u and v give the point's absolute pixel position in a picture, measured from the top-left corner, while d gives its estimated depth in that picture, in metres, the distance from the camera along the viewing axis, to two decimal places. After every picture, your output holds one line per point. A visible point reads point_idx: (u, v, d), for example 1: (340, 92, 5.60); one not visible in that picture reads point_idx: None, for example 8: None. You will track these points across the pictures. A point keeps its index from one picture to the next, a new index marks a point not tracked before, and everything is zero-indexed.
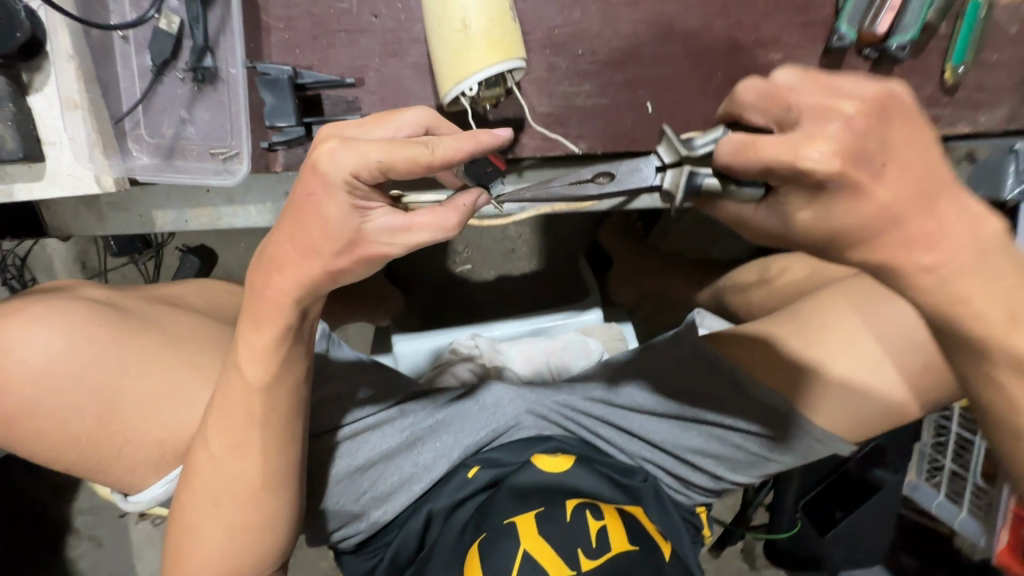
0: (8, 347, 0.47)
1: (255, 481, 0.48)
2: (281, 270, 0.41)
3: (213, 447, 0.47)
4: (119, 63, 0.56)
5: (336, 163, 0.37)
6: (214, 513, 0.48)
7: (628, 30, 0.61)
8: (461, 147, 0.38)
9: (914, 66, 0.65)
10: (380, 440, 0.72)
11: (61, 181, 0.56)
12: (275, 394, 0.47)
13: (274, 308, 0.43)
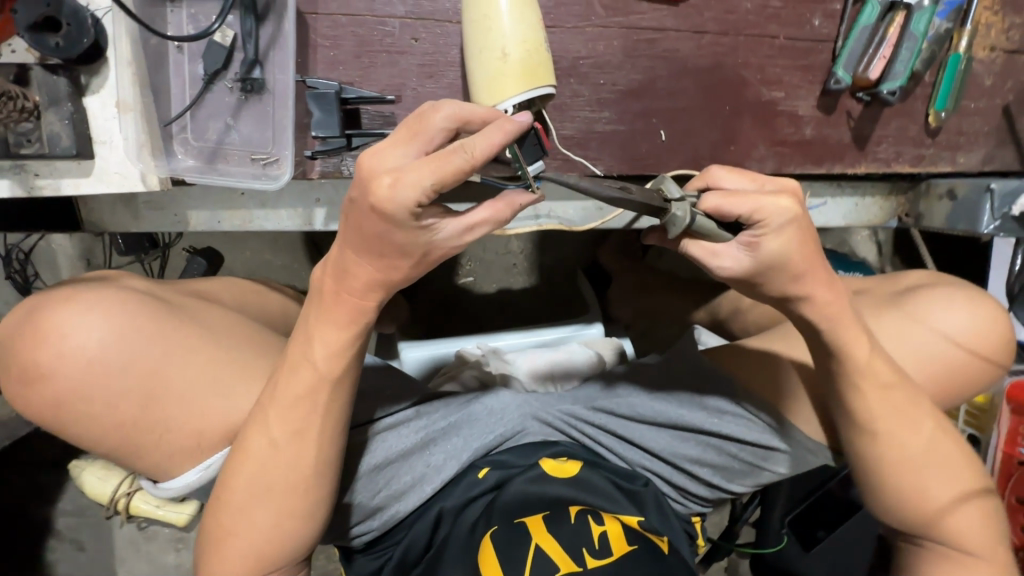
0: (62, 332, 0.49)
1: (305, 468, 0.54)
2: (353, 274, 0.47)
3: (275, 435, 0.53)
4: (172, 71, 0.59)
5: (398, 201, 0.40)
6: (263, 494, 0.54)
7: (646, 64, 0.66)
8: (493, 140, 0.41)
9: (903, 110, 0.71)
10: (398, 440, 0.74)
11: (109, 178, 0.58)
12: (338, 387, 0.53)
13: (347, 310, 0.49)
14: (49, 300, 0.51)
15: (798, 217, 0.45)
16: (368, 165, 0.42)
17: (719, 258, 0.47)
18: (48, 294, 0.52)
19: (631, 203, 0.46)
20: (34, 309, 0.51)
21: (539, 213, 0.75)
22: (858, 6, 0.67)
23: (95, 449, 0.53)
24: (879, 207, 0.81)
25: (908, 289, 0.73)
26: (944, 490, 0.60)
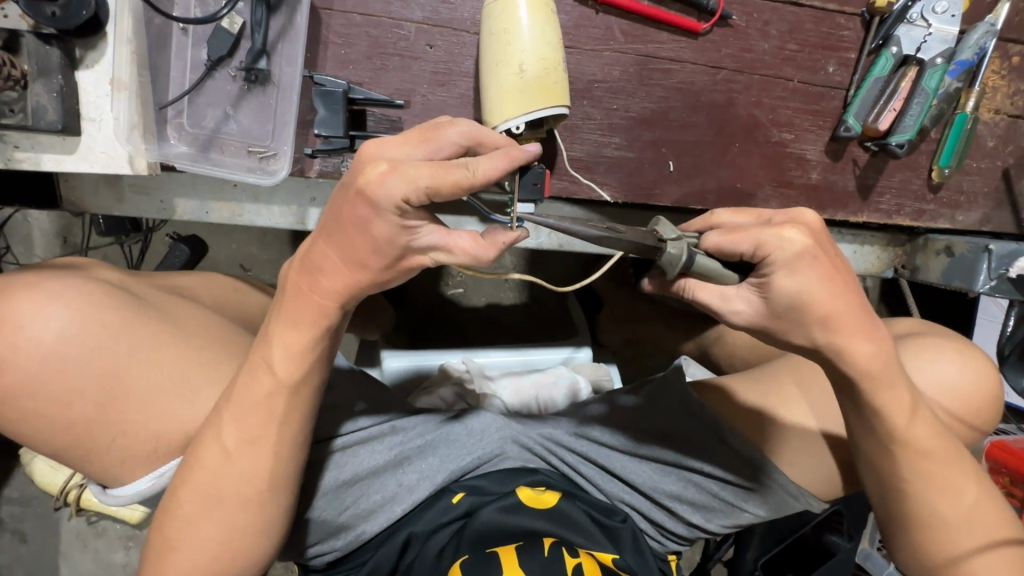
0: (20, 322, 0.46)
1: (258, 478, 0.51)
2: (326, 275, 0.44)
3: (228, 443, 0.50)
4: (174, 54, 0.57)
5: (385, 191, 0.38)
6: (215, 506, 0.51)
7: (660, 94, 0.66)
8: (498, 167, 0.38)
9: (908, 163, 0.72)
10: (368, 456, 0.71)
11: (94, 157, 0.55)
12: (296, 393, 0.50)
13: (314, 310, 0.46)
14: (8, 285, 0.48)
15: (810, 249, 0.43)
16: (371, 152, 0.40)
17: (730, 302, 0.46)
18: (7, 281, 0.49)
19: (618, 242, 0.46)
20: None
21: (540, 233, 0.72)
22: (872, 57, 0.68)
23: (43, 449, 0.50)
24: (877, 256, 0.81)
25: (899, 337, 0.72)
26: (957, 542, 0.58)
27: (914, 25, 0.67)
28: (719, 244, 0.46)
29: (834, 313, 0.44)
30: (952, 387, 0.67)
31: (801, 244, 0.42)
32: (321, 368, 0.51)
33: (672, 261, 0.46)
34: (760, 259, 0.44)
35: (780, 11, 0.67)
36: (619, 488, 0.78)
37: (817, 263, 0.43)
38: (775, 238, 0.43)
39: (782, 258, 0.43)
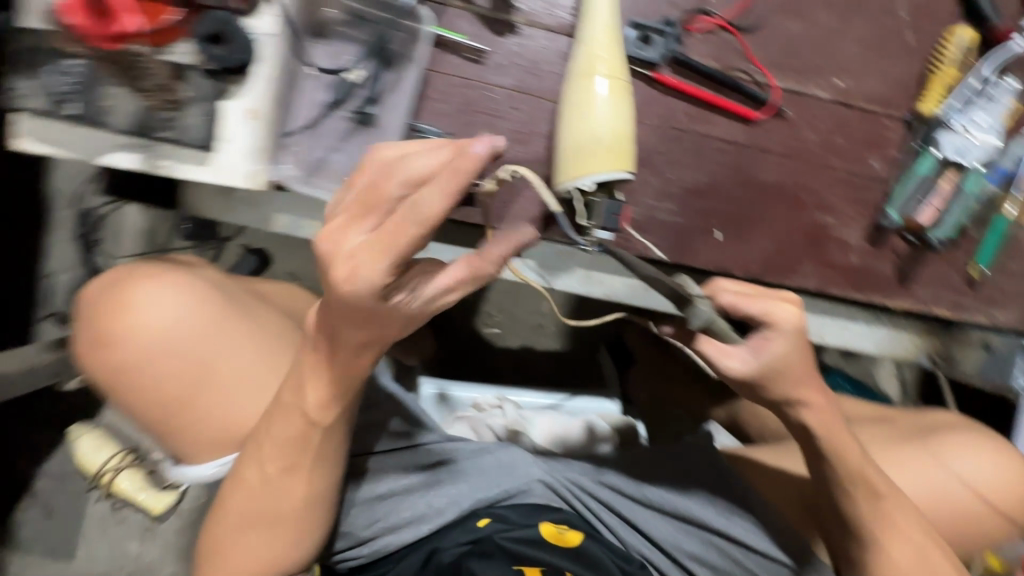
0: (145, 307, 0.55)
1: (296, 496, 0.56)
2: (345, 334, 0.45)
3: (267, 472, 0.55)
4: (303, 94, 0.69)
5: (394, 189, 0.38)
6: (251, 520, 0.57)
7: (713, 170, 0.72)
8: (433, 171, 0.38)
9: (947, 257, 0.75)
10: (395, 481, 0.78)
11: (221, 172, 0.65)
12: (329, 431, 0.54)
13: (340, 359, 0.48)
14: (134, 275, 0.57)
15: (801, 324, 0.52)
16: (380, 155, 0.40)
17: (729, 357, 0.52)
18: (134, 271, 0.58)
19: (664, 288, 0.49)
20: (122, 279, 0.57)
21: (589, 282, 0.77)
22: (915, 156, 0.73)
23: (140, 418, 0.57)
24: (911, 344, 0.82)
25: (931, 428, 0.73)
26: None
27: (956, 132, 0.71)
28: (735, 303, 0.51)
29: (808, 378, 0.54)
30: (988, 480, 0.67)
31: (792, 319, 0.51)
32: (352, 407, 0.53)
33: (700, 318, 0.50)
34: (762, 323, 0.52)
35: (831, 109, 0.73)
36: (639, 540, 0.78)
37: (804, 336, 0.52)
38: (778, 310, 0.51)
39: (785, 327, 0.51)
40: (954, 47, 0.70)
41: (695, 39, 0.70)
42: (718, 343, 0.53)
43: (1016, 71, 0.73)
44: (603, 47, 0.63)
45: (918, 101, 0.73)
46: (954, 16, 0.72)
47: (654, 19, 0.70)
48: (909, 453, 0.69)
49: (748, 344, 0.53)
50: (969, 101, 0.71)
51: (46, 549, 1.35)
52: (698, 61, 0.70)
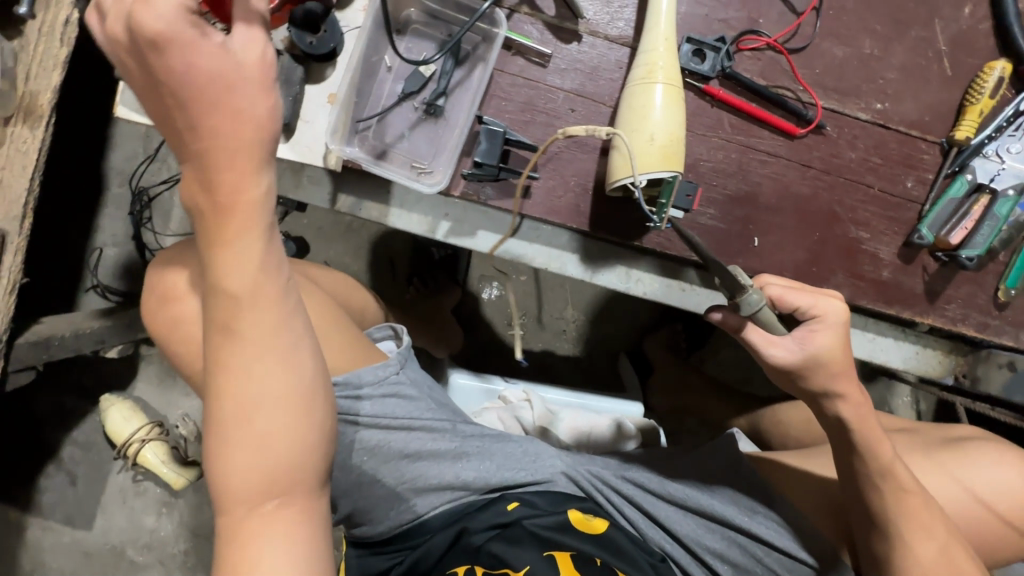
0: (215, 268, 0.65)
1: (268, 388, 0.48)
2: (242, 174, 0.45)
3: (220, 367, 0.48)
4: (377, 84, 0.74)
5: (183, 73, 0.41)
6: (237, 431, 0.48)
7: (755, 180, 0.77)
8: (255, 44, 0.44)
9: (975, 278, 0.78)
10: (396, 445, 0.76)
11: (299, 150, 0.70)
12: (258, 301, 0.48)
13: (238, 222, 0.46)
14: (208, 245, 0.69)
15: (843, 320, 0.61)
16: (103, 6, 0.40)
17: (774, 347, 0.60)
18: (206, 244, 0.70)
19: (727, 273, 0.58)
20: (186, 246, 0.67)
21: (629, 279, 0.81)
22: (947, 179, 0.77)
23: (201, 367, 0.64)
24: (938, 361, 0.85)
25: (957, 440, 0.74)
26: None
27: (989, 159, 0.75)
28: (785, 296, 0.61)
29: (846, 372, 0.61)
30: (1010, 494, 0.69)
31: (838, 313, 0.60)
32: (273, 262, 0.49)
33: (753, 304, 0.58)
34: (808, 317, 0.61)
35: (870, 129, 0.77)
36: (660, 535, 0.80)
37: (837, 329, 0.60)
38: (826, 305, 0.60)
39: (830, 318, 0.60)
40: (990, 81, 0.73)
41: (745, 57, 0.75)
42: (765, 332, 0.60)
43: None
44: (662, 57, 0.68)
45: (953, 127, 0.76)
46: (990, 49, 0.76)
47: (707, 35, 0.75)
48: (935, 464, 0.71)
49: (794, 336, 0.61)
50: (1002, 131, 0.75)
51: (65, 515, 1.37)
52: (746, 77, 0.75)
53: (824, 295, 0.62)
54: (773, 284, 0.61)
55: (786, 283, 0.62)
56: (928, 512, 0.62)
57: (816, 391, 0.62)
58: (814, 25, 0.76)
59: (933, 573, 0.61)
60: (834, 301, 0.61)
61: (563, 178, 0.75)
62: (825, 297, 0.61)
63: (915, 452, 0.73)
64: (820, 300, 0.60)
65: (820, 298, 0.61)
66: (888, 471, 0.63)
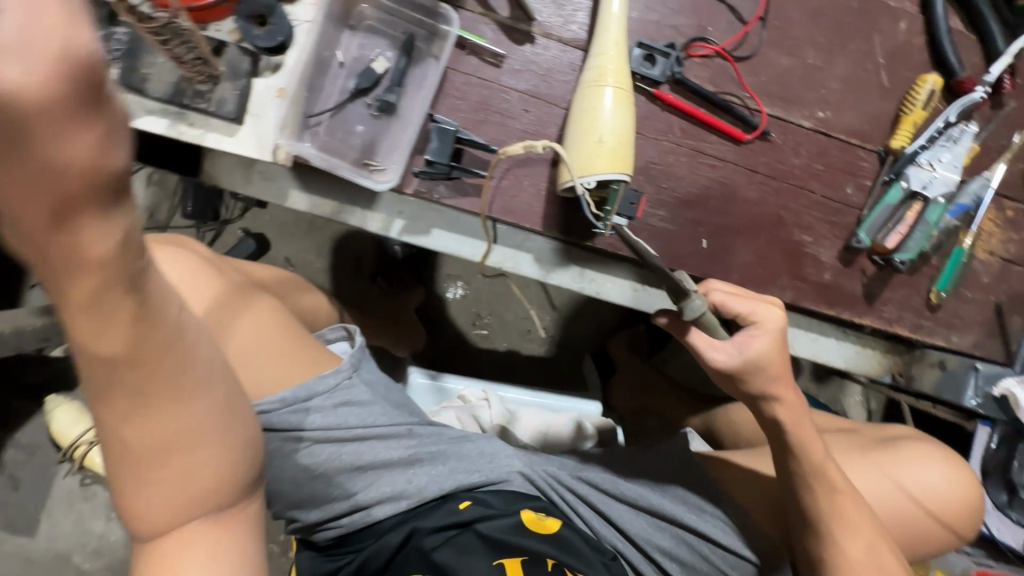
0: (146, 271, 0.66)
1: (174, 433, 0.40)
2: (71, 224, 0.27)
3: (107, 422, 0.39)
4: (329, 79, 0.73)
5: None
6: (138, 477, 0.41)
7: (704, 184, 0.79)
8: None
9: (910, 281, 0.82)
10: (345, 455, 0.74)
11: (246, 144, 0.69)
12: (138, 355, 0.35)
13: (72, 269, 0.29)
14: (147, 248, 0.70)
15: (782, 325, 0.62)
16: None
17: (715, 351, 0.62)
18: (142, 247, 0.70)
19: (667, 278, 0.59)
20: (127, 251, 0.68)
21: (583, 279, 0.81)
22: (884, 187, 0.80)
23: None
24: (876, 360, 0.88)
25: (891, 438, 0.78)
26: None
27: (922, 168, 0.79)
28: (726, 301, 0.62)
29: (783, 376, 0.64)
30: (935, 492, 0.72)
31: (775, 321, 0.62)
32: (154, 303, 0.34)
33: (695, 310, 0.60)
34: (749, 322, 0.63)
35: (812, 137, 0.80)
36: (613, 533, 0.81)
37: (775, 335, 0.62)
38: (765, 312, 0.62)
39: (769, 324, 0.62)
40: (922, 93, 0.77)
41: (695, 64, 0.77)
42: (708, 337, 0.62)
43: (977, 117, 0.81)
44: (611, 61, 0.70)
45: (889, 137, 0.80)
46: (924, 63, 0.80)
47: (658, 41, 0.76)
48: (869, 462, 0.73)
49: (735, 341, 0.62)
50: (936, 141, 0.78)
51: (6, 522, 1.31)
52: (695, 82, 0.77)
53: (764, 299, 0.64)
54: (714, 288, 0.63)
55: (727, 288, 0.64)
56: (855, 507, 0.66)
57: (754, 392, 0.64)
58: (761, 34, 0.78)
59: (859, 568, 0.65)
60: (772, 306, 0.63)
61: (517, 179, 0.76)
62: (763, 302, 0.63)
63: (852, 449, 0.76)
64: (759, 304, 0.62)
65: (757, 302, 0.63)
66: (821, 466, 0.65)
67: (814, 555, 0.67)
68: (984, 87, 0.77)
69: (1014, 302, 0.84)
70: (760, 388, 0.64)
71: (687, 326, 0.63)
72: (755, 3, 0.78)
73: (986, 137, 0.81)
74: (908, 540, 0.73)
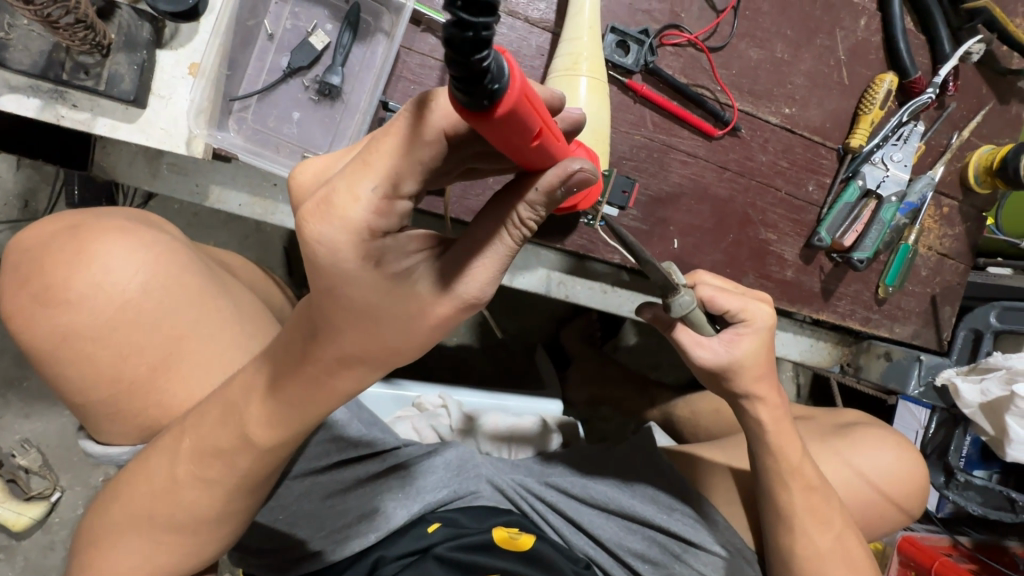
0: (106, 261, 0.54)
1: (195, 517, 0.50)
2: (327, 371, 0.39)
3: (174, 472, 0.49)
4: (255, 55, 0.61)
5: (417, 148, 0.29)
6: (143, 519, 0.50)
7: (675, 181, 0.75)
8: (463, 267, 0.36)
9: (862, 276, 0.84)
10: (313, 494, 0.70)
11: (151, 131, 0.56)
12: (269, 457, 0.47)
13: (305, 387, 0.41)
14: (98, 226, 0.56)
15: (772, 324, 0.60)
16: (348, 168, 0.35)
17: (701, 348, 0.60)
18: (98, 221, 0.57)
19: (655, 270, 0.54)
20: (78, 229, 0.55)
21: (550, 282, 0.77)
22: (842, 184, 0.81)
23: (108, 376, 0.54)
24: (827, 351, 0.92)
25: (848, 425, 0.81)
26: None
27: (876, 166, 0.80)
28: (714, 297, 0.60)
29: (764, 375, 0.62)
30: (885, 475, 0.76)
31: (764, 317, 0.60)
32: (300, 440, 0.47)
33: (683, 306, 0.56)
34: (737, 320, 0.60)
35: (779, 133, 0.79)
36: (584, 540, 0.76)
37: (761, 335, 0.60)
38: (755, 309, 0.60)
39: (761, 322, 0.60)
40: (880, 92, 0.78)
41: (667, 53, 0.73)
42: (693, 332, 0.59)
43: (924, 117, 0.83)
44: (586, 47, 0.64)
45: (848, 134, 0.80)
46: (880, 62, 0.81)
47: (631, 26, 0.71)
48: (826, 449, 0.76)
49: (720, 339, 0.60)
50: (888, 140, 0.80)
51: None
52: (668, 73, 0.73)
53: (753, 297, 0.62)
54: (704, 287, 0.61)
55: (713, 284, 0.62)
56: (826, 500, 0.67)
57: (736, 395, 0.62)
58: (732, 24, 0.75)
59: (828, 557, 0.66)
60: (764, 304, 0.61)
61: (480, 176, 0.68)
62: (755, 300, 0.60)
63: (815, 440, 0.77)
64: (751, 299, 0.60)
65: (745, 297, 0.61)
66: (797, 467, 0.65)
67: (787, 548, 0.67)
68: (933, 88, 0.79)
69: (946, 294, 0.89)
70: (741, 392, 0.62)
71: (672, 321, 0.61)
72: None
73: (931, 137, 0.84)
74: (864, 522, 0.76)
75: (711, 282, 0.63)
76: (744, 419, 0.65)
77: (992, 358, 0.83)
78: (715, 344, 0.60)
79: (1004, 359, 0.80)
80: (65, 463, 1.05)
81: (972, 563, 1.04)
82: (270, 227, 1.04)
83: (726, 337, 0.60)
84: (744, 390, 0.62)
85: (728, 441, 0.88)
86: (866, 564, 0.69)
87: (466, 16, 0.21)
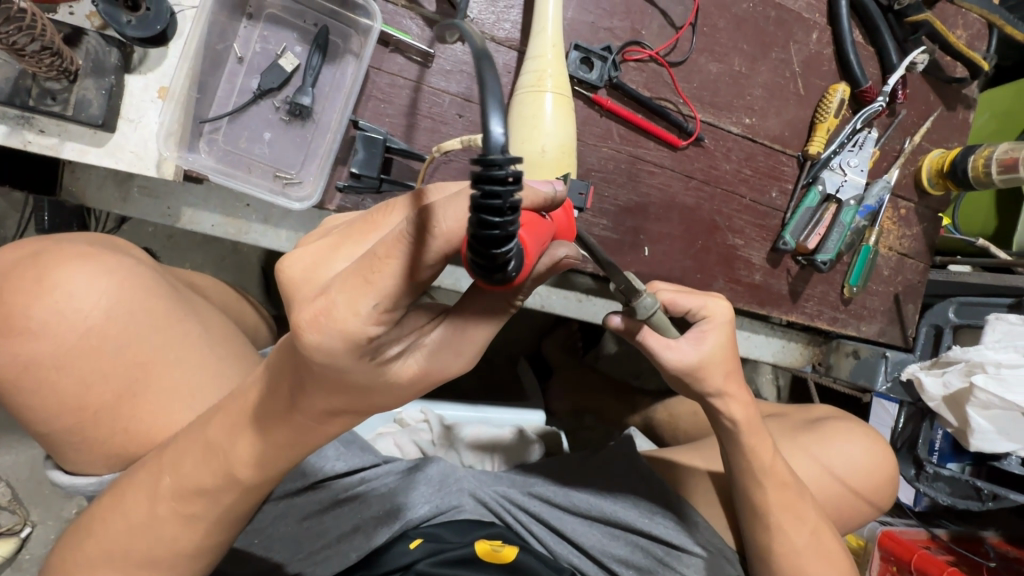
0: (68, 288, 0.53)
1: (168, 540, 0.49)
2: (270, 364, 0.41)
3: (146, 497, 0.48)
4: (225, 78, 0.62)
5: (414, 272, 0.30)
6: (113, 547, 0.49)
7: (643, 191, 0.78)
8: (462, 341, 0.37)
9: (827, 277, 0.87)
10: (289, 516, 0.70)
11: (121, 155, 0.57)
12: (251, 489, 0.47)
13: (289, 431, 0.41)
14: (61, 253, 0.55)
15: (731, 318, 0.62)
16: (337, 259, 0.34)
17: (669, 350, 0.60)
18: (59, 248, 0.56)
19: (619, 274, 0.56)
20: (38, 257, 0.54)
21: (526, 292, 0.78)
22: (804, 189, 0.84)
23: (70, 404, 0.53)
24: (799, 352, 0.96)
25: (818, 420, 0.83)
26: None
27: (835, 172, 0.83)
28: (674, 299, 0.62)
29: (733, 374, 0.63)
30: (852, 469, 0.78)
31: (724, 312, 0.62)
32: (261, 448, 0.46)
33: (647, 308, 0.57)
34: (699, 318, 0.63)
35: (741, 142, 0.82)
36: (567, 549, 0.77)
37: (720, 330, 0.62)
38: (714, 306, 0.62)
39: (720, 317, 0.62)
40: (834, 101, 0.81)
41: (631, 68, 0.76)
42: (660, 335, 0.61)
43: (877, 124, 0.87)
44: (550, 64, 0.66)
45: (806, 142, 0.84)
46: (833, 73, 0.85)
47: (594, 44, 0.74)
48: (796, 445, 0.78)
49: (689, 339, 0.62)
50: (844, 146, 0.84)
51: None
52: (631, 87, 0.75)
53: (710, 296, 0.64)
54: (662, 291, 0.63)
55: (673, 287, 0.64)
56: (799, 494, 0.68)
57: (708, 394, 0.64)
58: (691, 40, 0.78)
59: (804, 552, 0.68)
60: (720, 300, 0.63)
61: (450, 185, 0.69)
62: (711, 300, 0.63)
63: (790, 437, 0.79)
64: (709, 298, 0.63)
65: (700, 296, 0.63)
66: (766, 461, 0.67)
67: (763, 545, 0.68)
68: (883, 97, 0.83)
69: (908, 292, 0.92)
70: (712, 392, 0.64)
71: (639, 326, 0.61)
72: (685, 9, 0.78)
73: (884, 142, 0.88)
74: (839, 515, 0.78)
75: (669, 287, 0.65)
76: (715, 420, 0.66)
77: (953, 351, 0.85)
78: (684, 345, 0.61)
79: (963, 352, 0.83)
80: (36, 497, 1.02)
81: (950, 554, 1.03)
82: (246, 247, 1.04)
83: (693, 337, 0.62)
84: (714, 390, 0.63)
85: (707, 442, 0.89)
86: (840, 556, 0.70)
87: (491, 220, 0.26)
